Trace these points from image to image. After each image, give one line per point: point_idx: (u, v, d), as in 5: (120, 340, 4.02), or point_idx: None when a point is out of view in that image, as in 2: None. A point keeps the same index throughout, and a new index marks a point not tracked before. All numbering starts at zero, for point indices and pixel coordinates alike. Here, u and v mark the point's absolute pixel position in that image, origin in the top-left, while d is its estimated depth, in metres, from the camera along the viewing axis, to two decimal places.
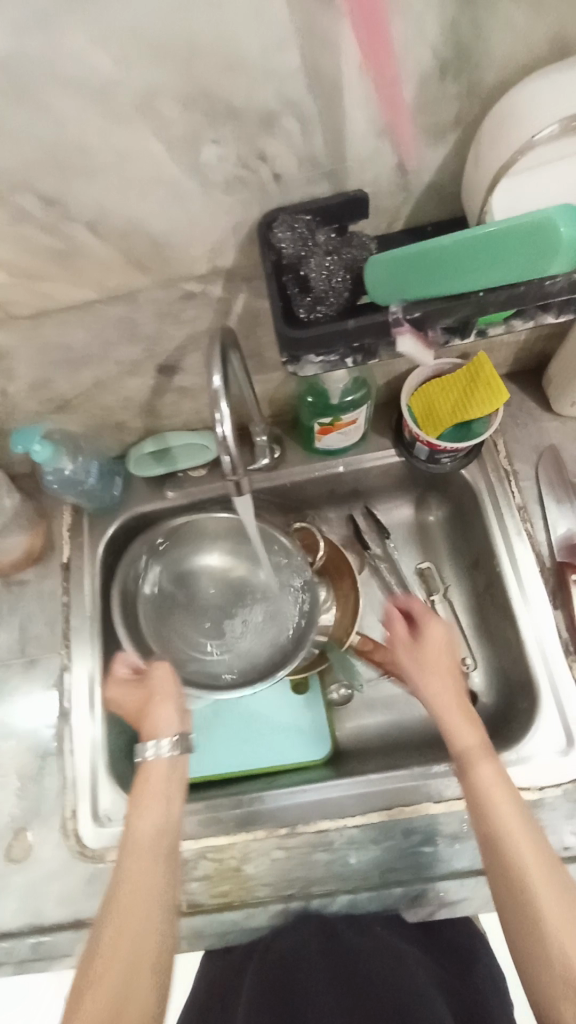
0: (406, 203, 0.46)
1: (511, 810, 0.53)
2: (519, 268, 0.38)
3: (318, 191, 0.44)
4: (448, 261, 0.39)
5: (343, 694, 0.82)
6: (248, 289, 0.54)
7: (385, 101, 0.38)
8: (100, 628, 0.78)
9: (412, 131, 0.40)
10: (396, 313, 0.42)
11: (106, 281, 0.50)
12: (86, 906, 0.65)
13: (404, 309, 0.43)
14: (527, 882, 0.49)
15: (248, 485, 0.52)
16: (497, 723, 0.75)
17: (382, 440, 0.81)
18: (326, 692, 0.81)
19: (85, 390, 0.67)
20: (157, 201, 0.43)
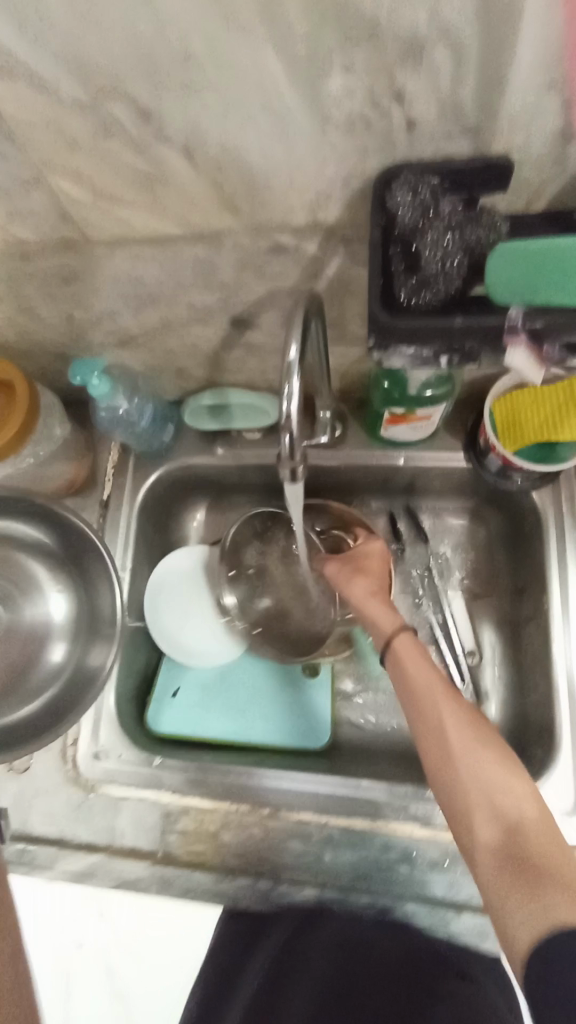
0: (554, 180, 0.38)
1: (488, 754, 0.48)
2: None
3: (454, 150, 0.36)
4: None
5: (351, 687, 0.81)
6: (345, 252, 0.47)
7: (569, 44, 0.30)
8: (129, 569, 0.79)
9: None
10: (514, 321, 0.35)
11: (191, 216, 0.44)
12: (69, 828, 0.68)
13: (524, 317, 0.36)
14: (516, 828, 0.44)
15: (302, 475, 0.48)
16: None
17: (452, 439, 0.74)
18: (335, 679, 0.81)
19: (151, 330, 0.63)
20: (263, 133, 0.37)
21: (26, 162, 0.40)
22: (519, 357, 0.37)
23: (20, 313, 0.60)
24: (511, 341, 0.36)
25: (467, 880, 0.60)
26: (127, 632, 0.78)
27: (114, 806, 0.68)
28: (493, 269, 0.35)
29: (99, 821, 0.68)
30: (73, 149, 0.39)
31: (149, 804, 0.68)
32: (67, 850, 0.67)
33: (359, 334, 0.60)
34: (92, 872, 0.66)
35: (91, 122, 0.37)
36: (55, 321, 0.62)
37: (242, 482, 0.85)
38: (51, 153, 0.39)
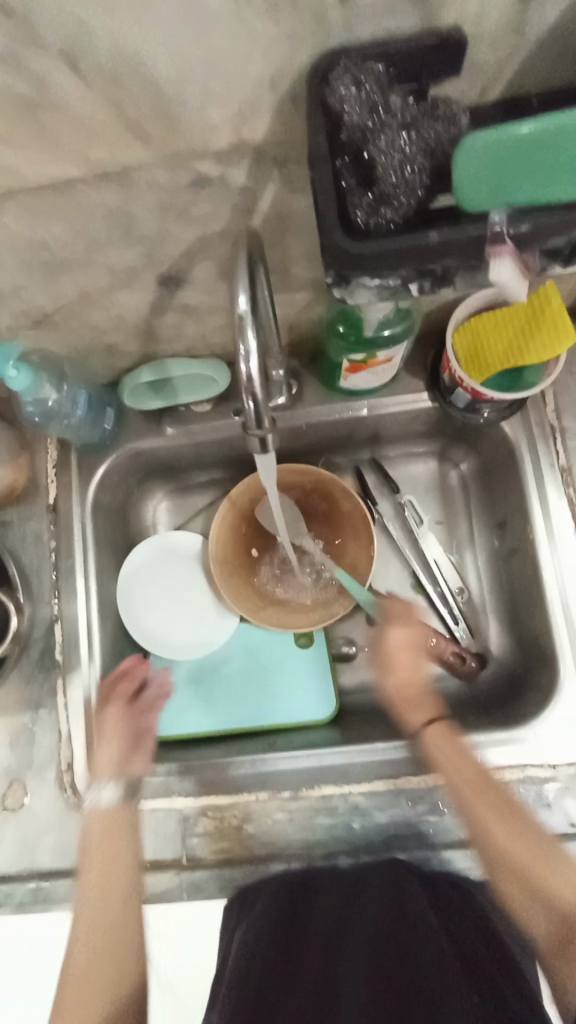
0: (509, 61, 0.33)
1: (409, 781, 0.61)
2: None
3: (396, 27, 0.31)
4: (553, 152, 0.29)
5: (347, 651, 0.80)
6: (281, 179, 0.41)
7: None
8: (96, 579, 0.72)
9: None
10: (499, 227, 0.32)
11: (92, 149, 0.36)
12: (82, 855, 0.64)
13: (509, 220, 0.32)
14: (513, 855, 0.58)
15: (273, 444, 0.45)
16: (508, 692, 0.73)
17: (414, 381, 0.71)
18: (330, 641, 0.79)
19: (68, 304, 0.54)
20: (165, 25, 0.30)
21: None
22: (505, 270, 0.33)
23: None
24: (496, 252, 0.32)
25: None
26: (106, 640, 0.72)
27: None
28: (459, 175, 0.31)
29: None
30: None
31: (163, 814, 0.64)
32: None
33: (305, 276, 0.54)
34: None
35: None
36: None
37: (200, 460, 0.78)
38: None
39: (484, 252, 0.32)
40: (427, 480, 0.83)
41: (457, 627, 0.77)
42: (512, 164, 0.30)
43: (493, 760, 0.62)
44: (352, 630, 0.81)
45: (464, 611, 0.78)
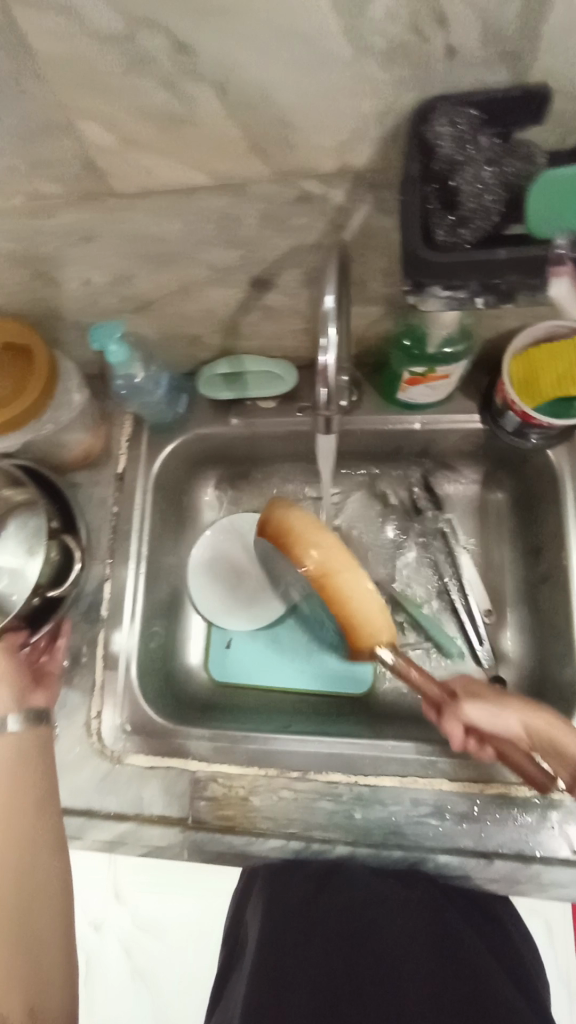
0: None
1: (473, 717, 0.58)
2: None
3: (490, 82, 0.37)
4: None
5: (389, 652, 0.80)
6: (373, 200, 0.47)
7: None
8: (147, 545, 0.78)
9: None
10: (560, 251, 0.37)
11: (218, 161, 0.44)
12: (96, 800, 0.67)
13: (570, 245, 0.37)
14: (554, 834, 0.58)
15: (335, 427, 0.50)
16: None
17: (467, 403, 0.75)
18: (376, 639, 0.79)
19: (168, 294, 0.62)
20: (300, 65, 0.36)
21: (54, 106, 0.40)
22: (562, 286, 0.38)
23: (34, 277, 0.59)
24: (556, 273, 0.38)
25: (498, 831, 0.61)
26: (148, 606, 0.77)
27: (142, 778, 0.67)
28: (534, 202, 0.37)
29: (127, 791, 0.67)
30: (104, 87, 0.38)
31: (176, 773, 0.67)
32: (96, 821, 0.66)
33: (379, 291, 0.59)
34: (122, 840, 0.65)
35: (124, 56, 0.36)
36: (70, 286, 0.60)
37: (256, 454, 0.84)
38: (77, 92, 0.39)
39: (545, 270, 0.38)
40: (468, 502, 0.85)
41: (480, 649, 0.78)
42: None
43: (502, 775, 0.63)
44: None
45: (489, 634, 0.79)
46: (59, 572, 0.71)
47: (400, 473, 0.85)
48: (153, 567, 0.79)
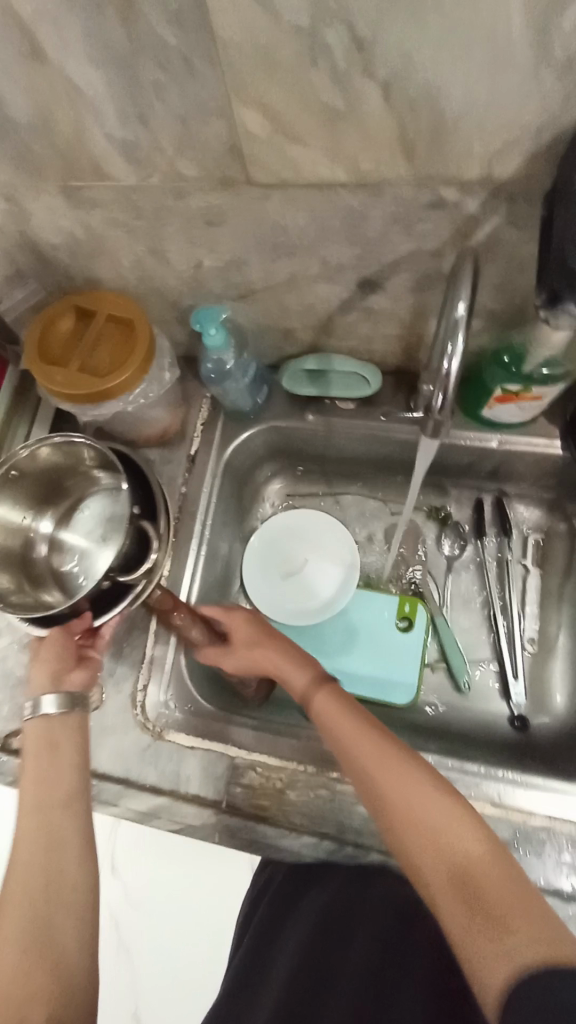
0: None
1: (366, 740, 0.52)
2: None
3: None
4: None
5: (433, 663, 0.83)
6: (505, 212, 0.47)
7: None
8: (208, 528, 0.79)
9: None
10: None
11: (363, 159, 0.44)
12: (135, 769, 0.68)
13: None
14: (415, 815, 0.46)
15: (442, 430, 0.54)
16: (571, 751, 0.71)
17: (549, 428, 0.74)
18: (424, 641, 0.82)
19: (275, 285, 0.63)
20: (471, 74, 0.37)
21: (217, 88, 0.41)
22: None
23: (150, 255, 0.61)
24: None
25: (537, 863, 0.59)
26: (203, 586, 0.78)
27: (181, 754, 0.68)
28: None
29: (166, 765, 0.68)
30: (273, 73, 0.39)
31: (215, 755, 0.68)
32: (133, 791, 0.67)
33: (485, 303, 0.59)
34: (156, 813, 0.66)
35: (302, 43, 0.37)
36: (181, 266, 0.62)
37: (325, 451, 0.85)
38: (247, 75, 0.40)
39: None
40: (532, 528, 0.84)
41: (516, 684, 0.79)
42: None
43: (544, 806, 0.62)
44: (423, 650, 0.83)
45: (526, 670, 0.80)
46: (135, 558, 0.65)
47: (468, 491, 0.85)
48: (213, 547, 0.80)
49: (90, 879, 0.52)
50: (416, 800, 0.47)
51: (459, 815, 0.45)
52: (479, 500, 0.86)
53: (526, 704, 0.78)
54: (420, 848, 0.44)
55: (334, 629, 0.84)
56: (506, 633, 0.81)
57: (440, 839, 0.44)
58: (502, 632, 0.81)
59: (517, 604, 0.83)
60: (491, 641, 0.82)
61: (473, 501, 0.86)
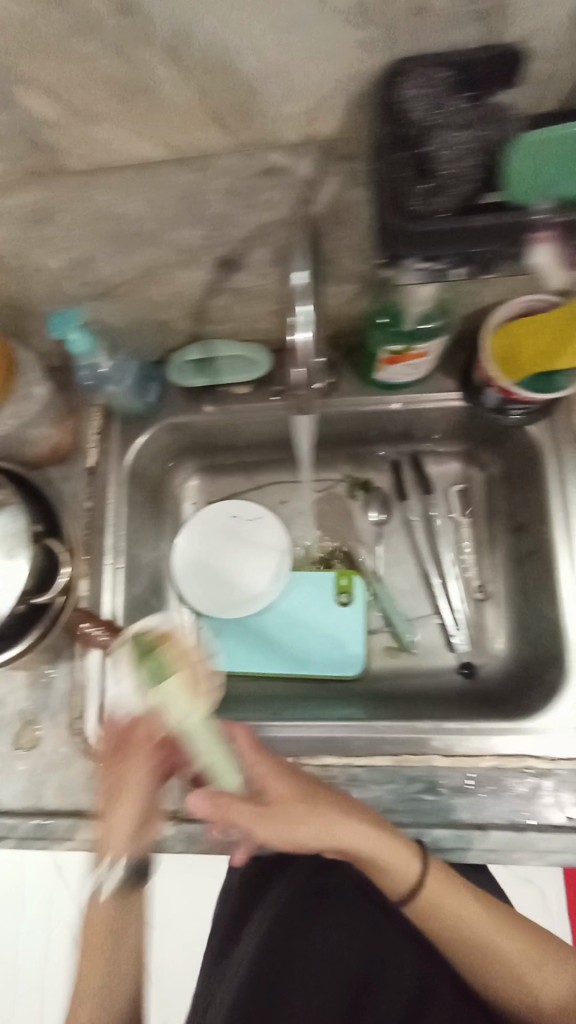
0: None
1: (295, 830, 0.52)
2: None
3: (461, 39, 0.34)
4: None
5: (384, 633, 0.83)
6: (343, 171, 0.44)
7: None
8: (123, 543, 0.76)
9: None
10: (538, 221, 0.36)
11: (175, 135, 0.41)
12: (87, 799, 0.67)
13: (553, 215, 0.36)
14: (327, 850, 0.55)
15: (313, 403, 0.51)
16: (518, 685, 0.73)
17: (446, 380, 0.74)
18: (369, 615, 0.83)
19: (131, 278, 0.59)
20: (261, 29, 0.34)
21: None
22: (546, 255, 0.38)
23: None
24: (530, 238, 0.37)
25: (492, 803, 0.61)
26: (128, 599, 0.75)
27: None
28: (518, 160, 0.35)
29: None
30: (47, 53, 0.35)
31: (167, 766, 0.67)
32: (87, 821, 0.66)
33: (352, 268, 0.57)
34: None
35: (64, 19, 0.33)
36: (23, 271, 0.57)
37: (232, 439, 0.82)
38: (17, 55, 0.35)
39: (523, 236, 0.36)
40: (451, 480, 0.85)
41: (457, 632, 0.81)
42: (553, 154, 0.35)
43: (491, 748, 0.63)
44: (372, 619, 0.84)
45: (467, 619, 0.82)
46: (44, 573, 0.64)
47: (395, 455, 0.86)
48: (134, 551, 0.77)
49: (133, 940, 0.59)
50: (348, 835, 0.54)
51: (511, 921, 0.57)
52: (398, 462, 0.86)
53: (470, 650, 0.80)
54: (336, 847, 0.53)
55: (278, 614, 0.83)
56: (441, 587, 0.82)
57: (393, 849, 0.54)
58: (437, 588, 0.82)
59: (450, 554, 0.84)
60: (431, 598, 0.83)
61: (393, 466, 0.86)
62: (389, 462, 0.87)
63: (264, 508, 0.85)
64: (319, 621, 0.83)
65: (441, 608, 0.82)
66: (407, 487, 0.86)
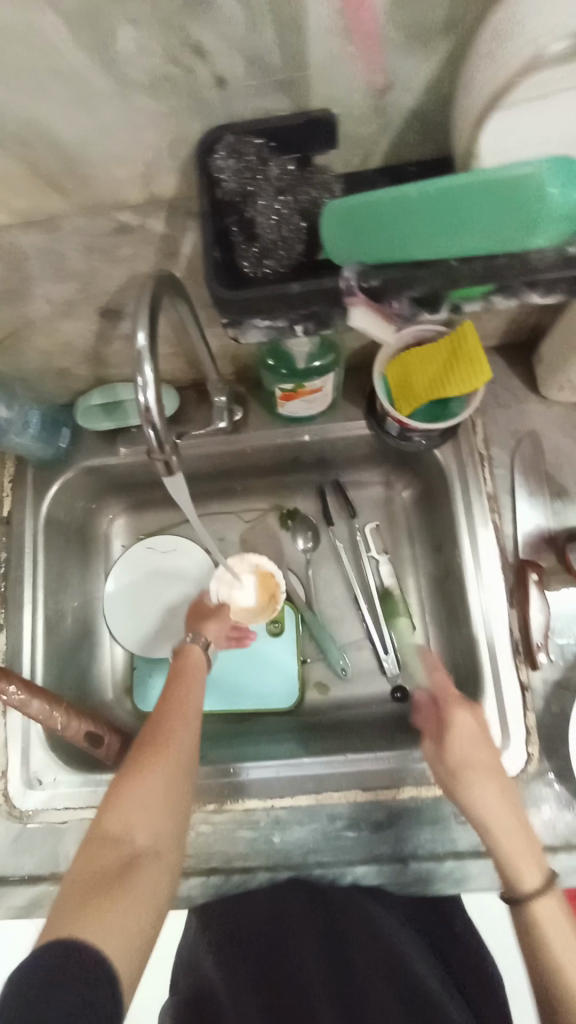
0: (388, 130, 0.38)
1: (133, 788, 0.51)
2: (480, 237, 0.32)
3: (272, 107, 0.35)
4: (409, 217, 0.32)
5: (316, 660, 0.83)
6: (195, 226, 0.45)
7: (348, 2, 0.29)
8: (42, 590, 0.74)
9: (386, 43, 0.31)
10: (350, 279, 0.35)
11: (16, 202, 0.41)
12: (9, 863, 0.65)
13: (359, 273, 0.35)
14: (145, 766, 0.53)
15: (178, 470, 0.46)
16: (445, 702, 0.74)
17: (353, 409, 0.74)
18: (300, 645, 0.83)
19: (15, 332, 0.58)
20: (69, 107, 0.34)
21: None
22: (362, 317, 0.37)
23: None
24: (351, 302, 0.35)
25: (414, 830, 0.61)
26: (49, 647, 0.74)
27: (54, 833, 0.65)
28: (327, 226, 0.34)
29: (42, 848, 0.65)
30: None
31: (90, 821, 0.65)
32: (9, 886, 0.64)
33: None
34: (38, 902, 0.63)
35: None
36: None
37: (151, 477, 0.81)
38: None
39: (342, 298, 0.36)
40: (375, 502, 0.86)
41: (386, 656, 0.80)
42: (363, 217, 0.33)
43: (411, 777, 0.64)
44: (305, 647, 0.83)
45: (394, 641, 0.81)
46: None
47: (317, 480, 0.86)
48: (54, 597, 0.75)
49: (177, 848, 0.51)
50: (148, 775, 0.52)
51: (527, 838, 0.54)
52: (322, 487, 0.86)
53: (399, 675, 0.79)
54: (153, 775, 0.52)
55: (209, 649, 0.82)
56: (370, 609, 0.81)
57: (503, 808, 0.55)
58: (366, 611, 0.81)
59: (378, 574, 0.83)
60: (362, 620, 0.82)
61: (318, 491, 0.86)
62: (313, 487, 0.87)
63: (182, 539, 0.83)
64: (250, 653, 0.81)
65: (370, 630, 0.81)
66: (333, 512, 0.86)
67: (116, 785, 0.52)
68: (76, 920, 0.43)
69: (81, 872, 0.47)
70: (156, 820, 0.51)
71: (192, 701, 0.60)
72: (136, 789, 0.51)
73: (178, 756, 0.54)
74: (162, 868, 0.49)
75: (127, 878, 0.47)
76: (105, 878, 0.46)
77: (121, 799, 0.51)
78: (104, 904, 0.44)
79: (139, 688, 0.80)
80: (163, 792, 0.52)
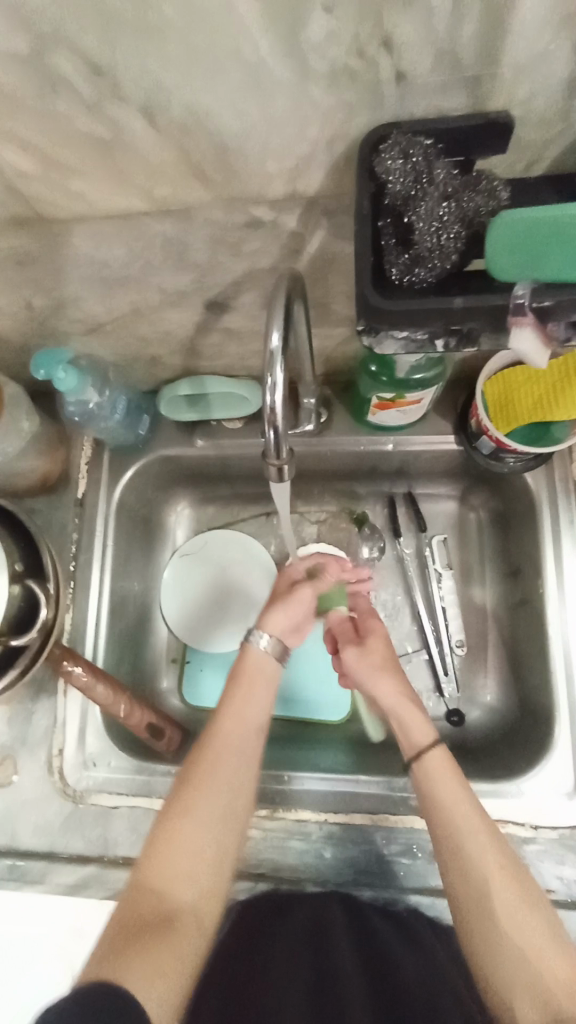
0: (561, 135, 0.35)
1: (191, 802, 0.52)
2: None
3: (447, 106, 0.34)
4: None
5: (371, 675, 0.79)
6: (329, 226, 0.44)
7: None
8: (109, 575, 0.74)
9: None
10: (521, 300, 0.34)
11: (158, 188, 0.41)
12: (60, 839, 0.65)
13: (530, 295, 0.34)
14: (195, 782, 0.53)
15: (287, 476, 0.45)
16: (507, 737, 0.70)
17: (441, 422, 0.72)
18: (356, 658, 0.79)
19: (121, 318, 0.58)
20: (240, 95, 0.33)
21: None
22: (527, 340, 0.34)
23: None
24: (516, 324, 0.34)
25: None
26: (111, 631, 0.74)
27: (105, 817, 0.65)
28: (490, 241, 0.33)
29: (92, 831, 0.65)
30: (21, 109, 0.35)
31: (141, 811, 0.65)
32: (60, 863, 0.65)
33: (343, 314, 0.55)
34: (86, 884, 0.64)
35: (35, 80, 0.33)
36: (12, 305, 0.57)
37: (223, 473, 0.80)
38: None
39: (506, 320, 0.34)
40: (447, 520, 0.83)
41: (445, 678, 0.75)
42: (526, 242, 0.33)
43: None
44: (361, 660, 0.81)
45: (455, 664, 0.76)
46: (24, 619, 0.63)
47: (388, 489, 0.81)
48: (120, 581, 0.76)
49: (221, 897, 0.50)
50: (200, 792, 0.53)
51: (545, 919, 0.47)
52: (392, 497, 0.81)
53: (458, 699, 0.75)
54: (207, 795, 0.53)
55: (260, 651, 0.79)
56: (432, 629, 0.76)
57: (505, 853, 0.49)
58: (429, 629, 0.76)
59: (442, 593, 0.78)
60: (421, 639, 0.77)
61: (387, 500, 0.81)
62: (382, 496, 0.82)
63: (244, 535, 0.82)
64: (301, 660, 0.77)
65: (429, 650, 0.76)
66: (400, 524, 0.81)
67: (162, 816, 0.53)
68: (116, 964, 0.43)
69: (125, 911, 0.47)
70: (197, 873, 0.50)
71: (247, 713, 0.58)
72: (179, 827, 0.51)
73: (232, 769, 0.54)
74: (202, 920, 0.48)
75: (169, 928, 0.46)
76: (144, 925, 0.46)
77: (166, 838, 0.51)
78: (141, 951, 0.44)
79: (190, 682, 0.79)
80: (205, 828, 0.51)
